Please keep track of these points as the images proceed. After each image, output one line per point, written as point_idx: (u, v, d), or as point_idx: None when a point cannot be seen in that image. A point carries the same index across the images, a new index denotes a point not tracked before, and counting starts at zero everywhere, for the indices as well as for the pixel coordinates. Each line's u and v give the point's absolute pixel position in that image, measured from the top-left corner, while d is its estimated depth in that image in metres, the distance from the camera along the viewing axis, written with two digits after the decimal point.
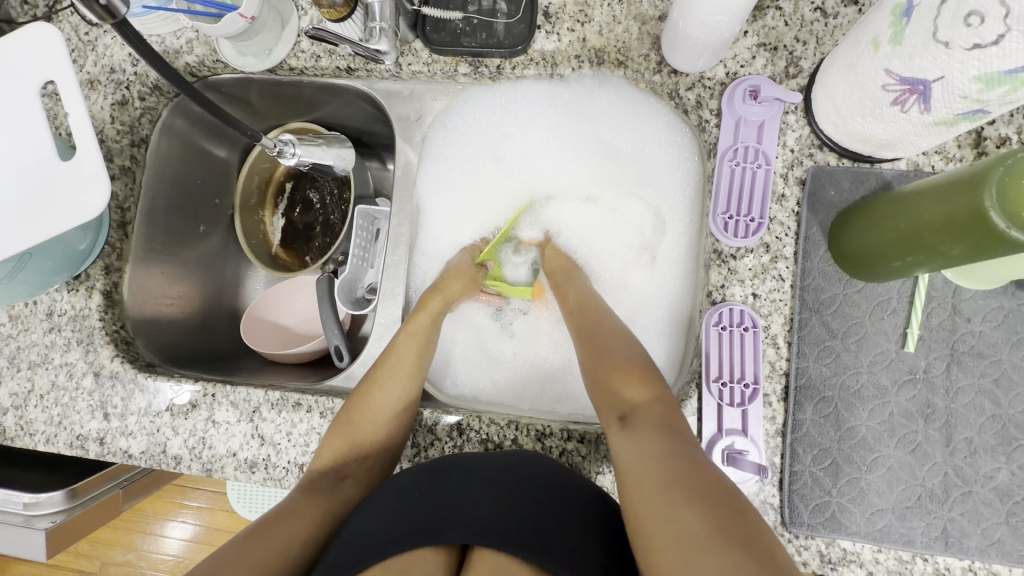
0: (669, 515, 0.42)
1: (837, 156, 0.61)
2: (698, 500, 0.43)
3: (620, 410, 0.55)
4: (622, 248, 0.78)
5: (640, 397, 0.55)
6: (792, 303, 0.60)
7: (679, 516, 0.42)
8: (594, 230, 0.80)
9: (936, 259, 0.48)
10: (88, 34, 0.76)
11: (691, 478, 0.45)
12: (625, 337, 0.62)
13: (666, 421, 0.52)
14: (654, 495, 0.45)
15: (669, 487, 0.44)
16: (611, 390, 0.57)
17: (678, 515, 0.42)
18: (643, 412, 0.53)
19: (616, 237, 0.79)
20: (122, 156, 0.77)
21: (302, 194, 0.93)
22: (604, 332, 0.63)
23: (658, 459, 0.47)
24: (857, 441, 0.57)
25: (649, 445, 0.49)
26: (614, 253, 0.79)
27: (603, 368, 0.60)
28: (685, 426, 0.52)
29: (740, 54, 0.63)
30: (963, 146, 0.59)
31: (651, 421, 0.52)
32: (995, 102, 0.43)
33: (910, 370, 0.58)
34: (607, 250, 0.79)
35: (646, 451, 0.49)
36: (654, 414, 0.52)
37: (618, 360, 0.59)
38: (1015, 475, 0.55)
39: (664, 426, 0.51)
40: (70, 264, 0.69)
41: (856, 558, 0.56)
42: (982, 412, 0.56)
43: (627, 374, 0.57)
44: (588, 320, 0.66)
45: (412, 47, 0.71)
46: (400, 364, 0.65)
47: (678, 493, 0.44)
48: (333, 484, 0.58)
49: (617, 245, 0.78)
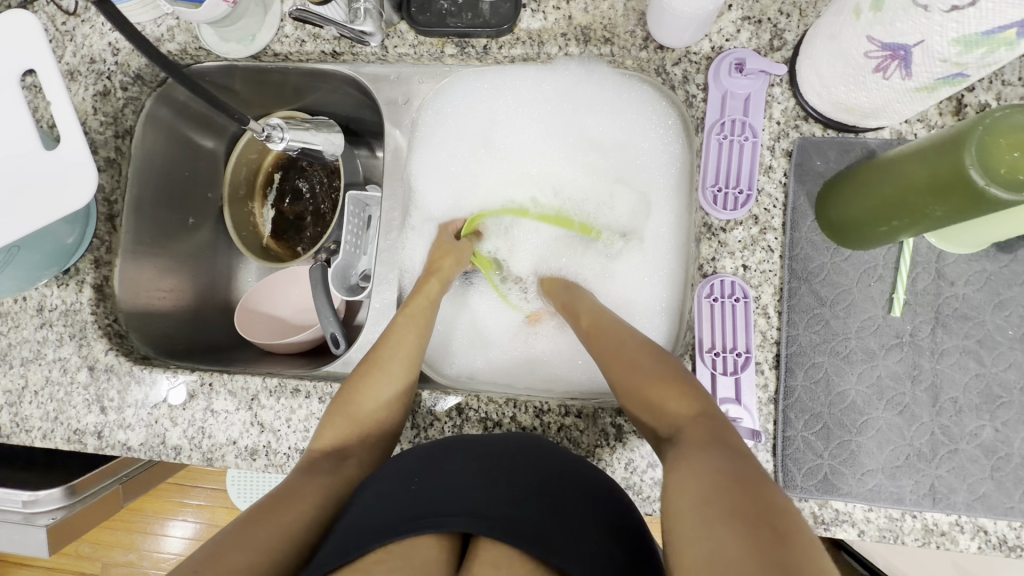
0: (700, 533, 0.40)
1: (823, 127, 0.62)
2: (734, 518, 0.39)
3: (666, 426, 0.53)
4: (577, 251, 0.79)
5: (684, 411, 0.53)
6: (781, 273, 0.61)
7: (706, 530, 0.40)
8: (551, 228, 0.80)
9: (920, 221, 0.50)
10: (65, 23, 0.74)
11: (727, 492, 0.42)
12: (648, 349, 0.60)
13: (712, 433, 0.49)
14: (689, 507, 0.42)
15: (704, 501, 0.42)
16: (652, 404, 0.55)
17: (712, 531, 0.39)
18: (689, 432, 0.51)
19: (566, 236, 0.79)
20: (107, 147, 0.75)
21: (291, 184, 0.93)
22: (633, 340, 0.62)
23: (699, 471, 0.45)
24: (847, 405, 0.58)
25: (692, 458, 0.47)
26: (580, 262, 0.78)
27: (633, 386, 0.57)
28: (736, 440, 0.49)
29: (725, 27, 0.64)
30: (945, 113, 0.60)
31: (698, 435, 0.50)
32: (973, 65, 0.44)
33: (897, 334, 0.59)
34: (575, 258, 0.79)
35: (689, 466, 0.46)
36: (698, 431, 0.50)
37: (650, 371, 0.57)
38: (998, 431, 0.57)
39: (709, 438, 0.49)
40: (58, 258, 0.68)
41: (848, 518, 0.58)
42: (967, 371, 0.58)
43: (665, 386, 0.55)
44: (614, 326, 0.65)
45: (398, 29, 0.71)
46: (400, 343, 0.66)
47: (713, 510, 0.41)
48: (336, 464, 0.59)
49: (580, 246, 0.79)
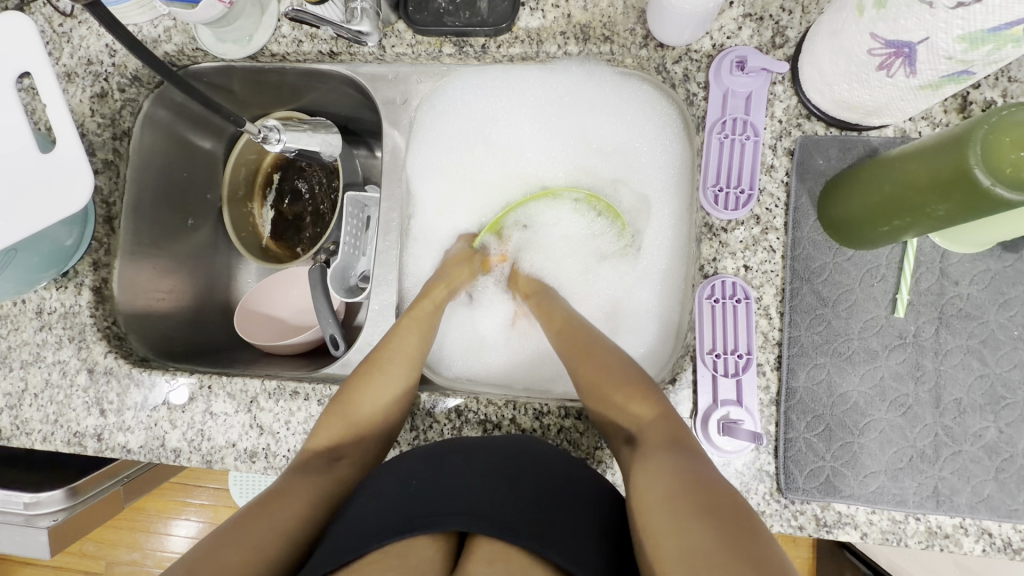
0: (679, 533, 0.42)
1: (825, 125, 0.62)
2: (710, 519, 0.42)
3: (627, 430, 0.56)
4: (580, 257, 0.78)
5: (644, 414, 0.55)
6: (783, 273, 0.61)
7: (686, 530, 0.42)
8: (551, 229, 0.79)
9: (922, 221, 0.49)
10: (62, 25, 0.74)
11: (700, 495, 0.44)
12: (610, 353, 0.62)
13: (673, 438, 0.52)
14: (663, 508, 0.44)
15: (676, 503, 0.44)
16: (615, 408, 0.57)
17: (689, 530, 0.42)
18: (650, 436, 0.53)
19: (574, 240, 0.78)
20: (105, 149, 0.75)
21: (290, 185, 0.93)
22: (599, 344, 0.63)
23: (668, 475, 0.47)
24: (849, 406, 0.58)
25: (659, 462, 0.49)
26: (573, 266, 0.78)
27: (597, 389, 0.59)
28: (692, 443, 0.52)
29: (726, 25, 0.63)
30: (949, 111, 0.59)
31: (659, 439, 0.52)
32: (979, 62, 0.43)
33: (900, 335, 0.58)
34: (567, 261, 0.78)
35: (656, 469, 0.49)
36: (660, 434, 0.53)
37: (612, 375, 0.59)
38: (1002, 432, 0.56)
39: (671, 442, 0.52)
40: (57, 261, 0.68)
41: (851, 520, 0.58)
42: (971, 372, 0.57)
43: (629, 389, 0.57)
44: (580, 330, 0.66)
45: (395, 28, 0.70)
46: (401, 346, 0.66)
47: (688, 511, 0.43)
48: (330, 464, 0.59)
49: (575, 250, 0.78)
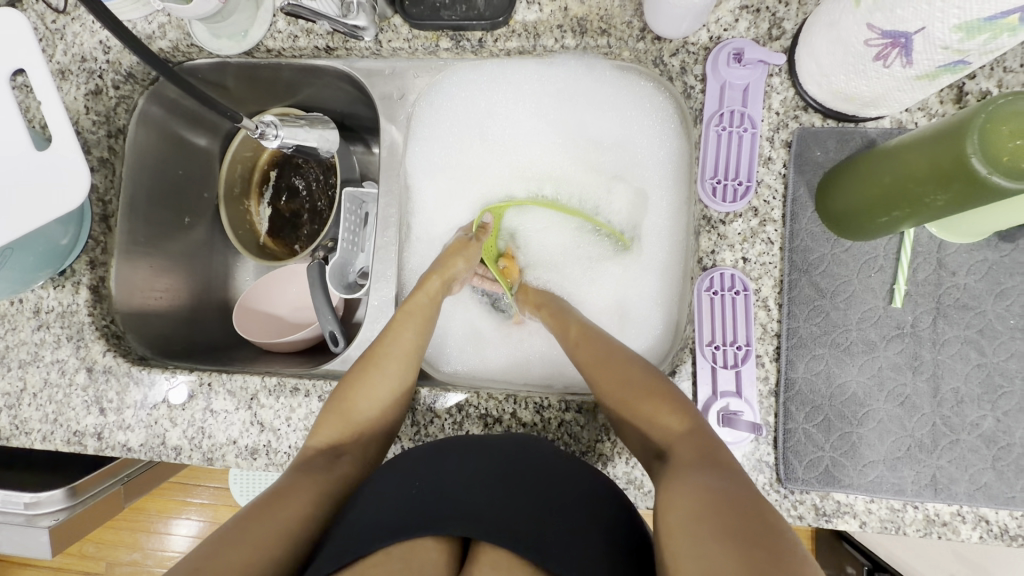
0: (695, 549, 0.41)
1: (822, 117, 0.62)
2: (728, 534, 0.41)
3: (657, 444, 0.55)
4: (579, 251, 0.78)
5: (675, 428, 0.54)
6: (781, 265, 0.61)
7: (702, 546, 0.41)
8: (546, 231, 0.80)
9: (922, 211, 0.49)
10: (55, 21, 0.74)
11: (723, 508, 0.43)
12: (630, 362, 0.60)
13: (704, 452, 0.51)
14: (685, 520, 0.44)
15: (695, 516, 0.44)
16: (642, 421, 0.56)
17: (706, 546, 0.41)
18: (683, 451, 0.51)
19: (577, 234, 0.79)
20: (100, 147, 0.75)
21: (286, 182, 0.92)
22: (617, 352, 0.62)
23: (694, 487, 0.46)
24: (848, 397, 0.58)
25: (683, 474, 0.48)
26: (570, 266, 0.78)
27: (620, 400, 0.58)
28: (725, 456, 0.50)
29: (723, 17, 0.63)
30: (946, 102, 0.60)
31: (689, 454, 0.51)
32: (975, 52, 0.43)
33: (898, 325, 0.59)
34: (563, 257, 0.79)
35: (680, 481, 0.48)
36: (689, 449, 0.51)
37: (633, 386, 0.58)
38: (1000, 421, 0.57)
39: (700, 456, 0.50)
40: (52, 260, 0.67)
41: (850, 509, 0.58)
42: (968, 361, 0.58)
43: (650, 398, 0.56)
44: (598, 339, 0.65)
45: (391, 23, 0.70)
46: (398, 344, 0.65)
47: (706, 526, 0.42)
48: (330, 461, 0.59)
49: (575, 242, 0.79)
